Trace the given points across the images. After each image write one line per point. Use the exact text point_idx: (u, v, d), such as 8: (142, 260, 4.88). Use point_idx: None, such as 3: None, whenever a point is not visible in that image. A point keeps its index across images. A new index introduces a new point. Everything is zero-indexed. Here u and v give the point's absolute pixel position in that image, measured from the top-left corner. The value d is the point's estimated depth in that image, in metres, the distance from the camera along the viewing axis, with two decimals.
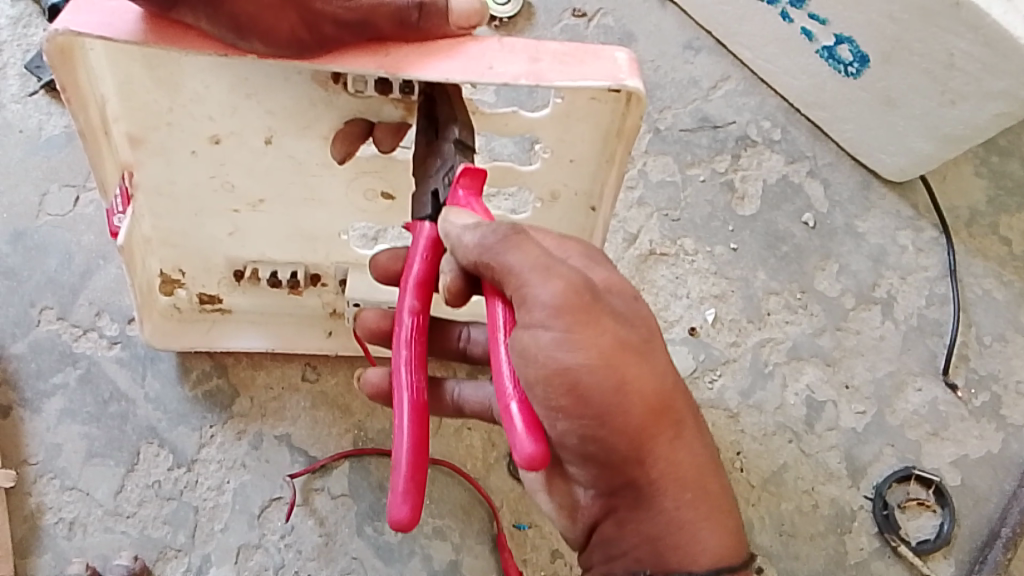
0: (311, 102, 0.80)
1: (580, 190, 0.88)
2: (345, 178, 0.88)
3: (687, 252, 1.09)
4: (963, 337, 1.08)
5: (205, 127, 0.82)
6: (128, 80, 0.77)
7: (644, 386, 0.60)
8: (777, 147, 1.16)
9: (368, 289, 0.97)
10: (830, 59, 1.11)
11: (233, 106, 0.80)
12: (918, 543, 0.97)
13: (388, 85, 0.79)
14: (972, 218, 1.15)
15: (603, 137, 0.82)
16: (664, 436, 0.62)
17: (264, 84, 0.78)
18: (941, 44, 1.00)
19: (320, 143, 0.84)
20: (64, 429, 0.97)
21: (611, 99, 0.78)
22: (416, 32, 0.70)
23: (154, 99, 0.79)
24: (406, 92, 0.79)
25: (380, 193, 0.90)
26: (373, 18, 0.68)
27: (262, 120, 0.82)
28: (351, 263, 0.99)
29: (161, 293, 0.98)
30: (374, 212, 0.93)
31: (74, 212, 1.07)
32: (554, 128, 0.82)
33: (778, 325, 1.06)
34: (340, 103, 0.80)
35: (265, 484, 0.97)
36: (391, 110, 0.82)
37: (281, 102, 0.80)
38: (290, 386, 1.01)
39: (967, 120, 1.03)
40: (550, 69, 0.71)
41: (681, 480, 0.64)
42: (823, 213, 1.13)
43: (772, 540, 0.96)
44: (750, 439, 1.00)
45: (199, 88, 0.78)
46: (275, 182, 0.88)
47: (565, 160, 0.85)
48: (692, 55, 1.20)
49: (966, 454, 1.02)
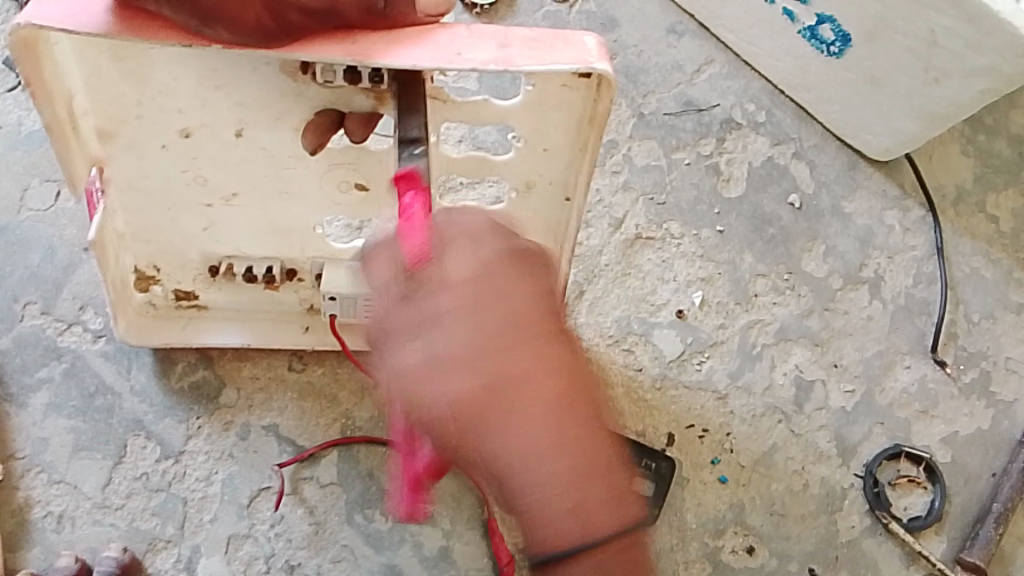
0: (282, 93, 0.80)
1: (556, 179, 0.87)
2: (318, 171, 0.87)
3: (673, 236, 1.08)
4: (952, 316, 1.07)
5: (174, 120, 0.82)
6: (96, 72, 0.77)
7: (489, 359, 0.57)
8: (762, 129, 1.14)
9: (344, 284, 0.95)
10: (812, 39, 1.08)
11: (201, 98, 0.80)
12: (909, 521, 0.98)
13: (356, 74, 0.77)
14: (958, 197, 1.13)
15: (578, 124, 0.81)
16: (505, 408, 0.57)
17: (232, 73, 0.78)
18: (922, 20, 0.98)
19: (292, 135, 0.83)
20: (51, 423, 0.97)
21: (583, 86, 0.78)
22: (383, 19, 0.70)
23: (123, 91, 0.79)
24: (376, 80, 0.77)
25: (354, 184, 0.88)
26: (338, 5, 0.67)
27: (232, 111, 0.81)
28: (328, 257, 0.96)
29: (137, 290, 0.97)
30: (349, 204, 0.91)
31: (55, 207, 1.06)
32: (527, 115, 0.82)
33: (766, 307, 1.06)
34: (312, 94, 0.80)
35: (253, 474, 0.97)
36: (362, 99, 0.80)
37: (250, 93, 0.80)
38: (277, 377, 1.01)
39: (952, 97, 1.01)
40: (519, 55, 0.70)
41: (524, 459, 0.56)
42: (810, 195, 1.11)
43: (763, 521, 0.97)
44: (739, 420, 1.01)
45: (168, 80, 0.78)
46: (247, 173, 0.87)
47: (539, 148, 0.84)
48: (676, 39, 1.17)
49: (956, 431, 1.03)
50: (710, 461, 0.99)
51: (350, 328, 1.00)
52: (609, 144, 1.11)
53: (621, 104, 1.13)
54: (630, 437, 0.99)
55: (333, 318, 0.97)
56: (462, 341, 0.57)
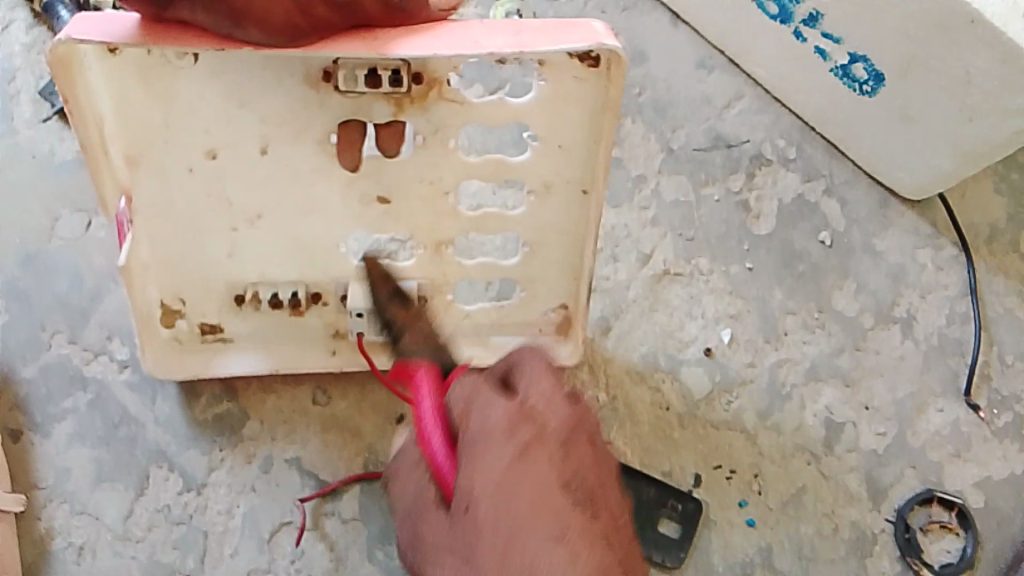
0: (305, 104, 0.81)
1: (573, 179, 0.85)
2: (339, 185, 0.87)
3: (702, 271, 1.06)
4: (985, 357, 1.05)
5: (201, 141, 0.83)
6: (125, 94, 0.78)
7: (434, 534, 0.64)
8: (792, 165, 1.12)
9: (370, 298, 0.95)
10: (845, 78, 1.07)
11: (227, 117, 0.81)
12: (941, 567, 0.96)
13: (377, 79, 0.78)
14: (992, 235, 1.11)
15: (589, 116, 0.79)
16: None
17: (258, 90, 0.79)
18: (957, 62, 0.96)
19: (316, 148, 0.84)
20: (74, 453, 0.97)
21: (595, 77, 0.77)
22: (401, 12, 0.70)
23: (150, 112, 0.80)
24: (398, 84, 0.78)
25: (375, 198, 0.88)
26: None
27: (257, 127, 0.82)
28: (351, 275, 0.96)
29: (162, 325, 0.97)
30: (371, 219, 0.91)
31: (85, 236, 1.05)
32: (541, 113, 0.80)
33: (795, 345, 1.04)
34: (334, 104, 0.81)
35: (275, 508, 0.96)
36: (382, 105, 0.81)
37: (275, 108, 0.81)
38: (300, 409, 1.00)
39: (985, 136, 0.99)
40: (532, 38, 0.70)
41: None
42: (840, 232, 1.10)
43: (791, 565, 0.96)
44: (767, 460, 1.00)
45: (195, 99, 0.79)
46: (271, 193, 0.87)
47: (554, 146, 0.82)
48: (706, 73, 1.16)
49: (989, 475, 1.01)
50: (738, 503, 0.98)
51: (374, 347, 1.00)
52: (637, 179, 1.09)
53: (650, 138, 1.12)
54: (656, 476, 0.98)
55: (361, 335, 0.98)
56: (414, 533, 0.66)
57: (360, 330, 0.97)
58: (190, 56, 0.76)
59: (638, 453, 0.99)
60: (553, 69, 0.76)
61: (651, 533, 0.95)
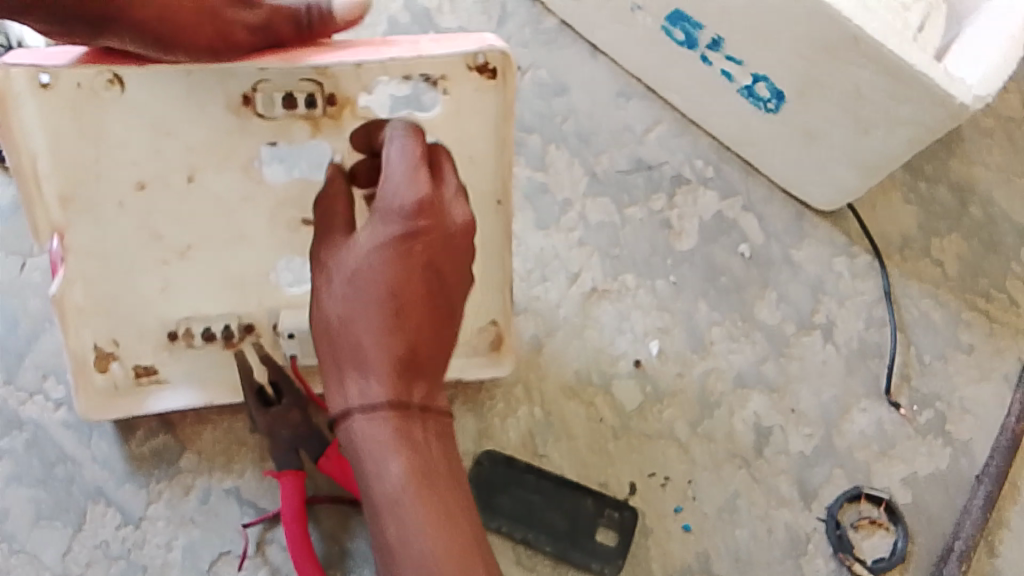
0: (228, 131, 0.88)
1: (486, 188, 0.93)
2: (266, 210, 0.94)
3: (629, 287, 1.10)
4: (904, 358, 1.09)
5: (131, 172, 0.88)
6: (57, 133, 0.83)
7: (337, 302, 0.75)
8: (711, 184, 1.17)
9: (302, 319, 1.00)
10: (750, 97, 1.12)
11: (155, 147, 0.87)
12: (874, 562, 0.99)
13: (293, 100, 0.85)
14: (904, 243, 1.16)
15: (492, 125, 0.89)
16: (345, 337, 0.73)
17: (182, 120, 0.86)
18: (847, 77, 1.02)
19: (241, 175, 0.91)
20: (11, 492, 0.97)
21: (492, 88, 0.86)
22: (308, 32, 0.81)
23: (81, 149, 0.85)
24: (312, 106, 0.86)
25: (300, 221, 0.95)
26: (273, 22, 0.78)
27: (184, 157, 0.89)
28: (283, 303, 1.00)
29: (96, 371, 0.97)
30: (298, 244, 0.97)
31: (19, 279, 1.05)
32: (449, 125, 0.88)
33: (722, 355, 1.07)
34: (254, 128, 0.88)
35: (214, 538, 0.97)
36: (300, 127, 0.88)
37: (199, 136, 0.87)
38: (237, 441, 1.01)
39: (882, 149, 1.06)
40: (429, 45, 0.83)
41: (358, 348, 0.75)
42: (759, 245, 1.14)
43: (728, 568, 0.98)
44: (700, 468, 1.02)
45: (124, 131, 0.85)
46: (200, 223, 0.93)
47: (464, 157, 0.90)
48: (625, 101, 1.20)
49: (915, 472, 1.04)
50: (674, 510, 1.00)
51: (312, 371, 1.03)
52: (563, 203, 1.13)
53: (573, 163, 1.15)
54: (593, 488, 1.00)
55: (295, 359, 1.01)
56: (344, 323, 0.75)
57: (293, 352, 1.01)
58: (118, 87, 0.82)
59: (575, 467, 1.01)
60: (453, 84, 0.86)
61: (589, 542, 0.97)
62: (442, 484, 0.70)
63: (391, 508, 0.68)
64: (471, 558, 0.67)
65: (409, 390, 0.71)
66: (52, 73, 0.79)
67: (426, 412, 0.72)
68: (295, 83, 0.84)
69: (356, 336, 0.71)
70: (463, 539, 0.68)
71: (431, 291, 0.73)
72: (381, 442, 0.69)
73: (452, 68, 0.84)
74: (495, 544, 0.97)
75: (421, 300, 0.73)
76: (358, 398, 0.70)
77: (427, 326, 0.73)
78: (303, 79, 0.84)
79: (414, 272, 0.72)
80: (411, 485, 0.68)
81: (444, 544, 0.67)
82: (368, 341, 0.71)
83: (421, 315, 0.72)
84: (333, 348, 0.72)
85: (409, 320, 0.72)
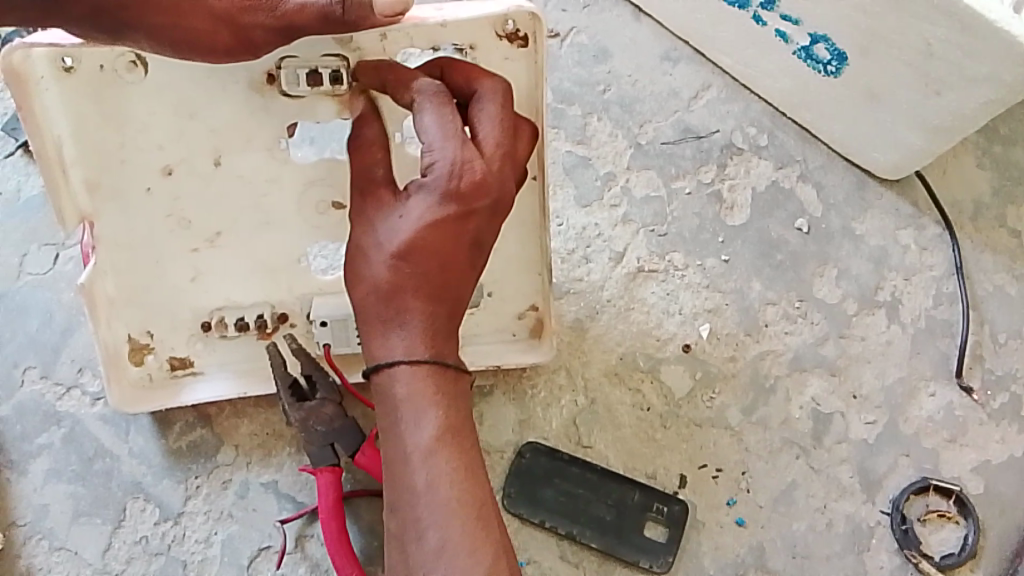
0: (251, 111, 0.83)
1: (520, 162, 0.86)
2: (294, 191, 0.89)
3: (677, 267, 1.04)
4: (976, 337, 1.02)
5: (155, 159, 0.85)
6: (79, 118, 0.81)
7: (363, 241, 0.72)
8: (765, 152, 1.10)
9: (335, 306, 0.95)
10: (807, 58, 1.04)
11: (179, 130, 0.83)
12: (941, 559, 0.93)
13: (317, 77, 0.80)
14: (977, 211, 1.08)
15: (523, 96, 0.83)
16: (381, 293, 0.69)
17: (205, 99, 0.82)
18: (917, 33, 0.94)
19: (265, 156, 0.86)
20: (51, 488, 0.96)
21: (524, 57, 0.81)
22: (344, 24, 0.73)
23: (104, 134, 0.83)
24: (336, 81, 0.80)
25: (330, 204, 0.90)
26: (297, 22, 0.72)
27: (208, 140, 0.85)
28: (315, 290, 0.95)
29: (132, 363, 0.95)
30: (328, 228, 0.92)
31: (53, 270, 1.04)
32: None
33: (777, 336, 1.01)
34: (279, 108, 0.83)
35: (254, 534, 0.95)
36: (326, 106, 0.83)
37: (221, 117, 0.83)
38: (274, 433, 0.99)
39: (955, 109, 0.97)
40: (452, 9, 0.79)
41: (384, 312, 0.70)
42: (818, 217, 1.07)
43: (785, 564, 0.93)
44: (756, 458, 0.97)
45: (146, 115, 0.82)
46: (228, 208, 0.89)
47: None
48: (671, 66, 1.13)
49: (987, 460, 0.97)
50: (726, 501, 0.95)
51: (346, 361, 0.99)
52: (606, 176, 1.07)
53: (617, 135, 1.09)
54: (640, 480, 0.96)
55: (328, 347, 0.96)
56: (352, 254, 0.73)
57: (326, 341, 0.96)
58: (140, 68, 0.79)
59: (621, 457, 0.97)
60: (483, 52, 0.81)
61: (637, 537, 0.93)
62: (469, 442, 0.69)
63: (423, 462, 0.67)
64: (490, 514, 0.67)
65: (448, 352, 0.70)
66: (72, 54, 0.78)
67: (458, 372, 0.70)
68: (317, 57, 0.80)
69: (399, 296, 0.69)
70: (484, 495, 0.68)
71: (473, 262, 0.71)
72: (417, 393, 0.68)
73: (480, 35, 0.80)
74: (539, 540, 0.93)
75: (461, 266, 0.70)
76: (402, 352, 0.69)
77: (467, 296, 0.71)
78: (327, 53, 0.80)
79: (461, 229, 0.69)
80: (444, 442, 0.68)
81: (466, 496, 0.67)
82: (409, 303, 0.69)
83: (463, 285, 0.71)
84: (379, 305, 0.70)
85: (450, 292, 0.70)
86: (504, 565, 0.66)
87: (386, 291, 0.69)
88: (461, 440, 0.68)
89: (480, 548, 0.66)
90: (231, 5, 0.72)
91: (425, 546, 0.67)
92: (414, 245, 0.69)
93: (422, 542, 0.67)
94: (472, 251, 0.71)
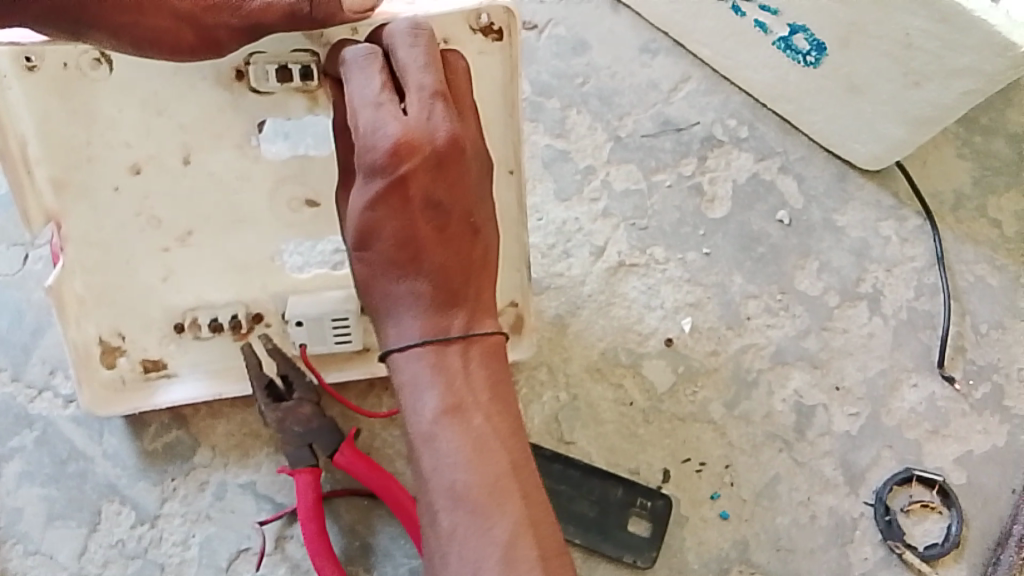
0: (221, 108, 0.82)
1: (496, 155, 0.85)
2: (267, 187, 0.87)
3: (658, 261, 1.03)
4: (958, 328, 1.02)
5: (124, 156, 0.83)
6: (46, 117, 0.80)
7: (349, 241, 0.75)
8: (745, 145, 1.09)
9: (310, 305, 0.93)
10: (788, 49, 1.04)
11: (148, 126, 0.82)
12: (926, 549, 0.93)
13: (287, 72, 0.79)
14: (958, 202, 1.08)
15: (497, 89, 0.82)
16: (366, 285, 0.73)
17: (173, 95, 0.80)
18: (895, 24, 0.93)
19: (237, 152, 0.85)
20: (24, 492, 0.94)
21: (498, 49, 0.80)
22: (310, 22, 0.72)
23: (71, 131, 0.81)
24: (306, 78, 0.79)
25: (304, 200, 0.88)
26: (264, 19, 0.71)
27: (178, 136, 0.83)
28: (291, 288, 0.94)
29: (103, 366, 0.94)
30: (301, 225, 0.90)
31: (22, 270, 1.02)
32: None
33: (759, 330, 1.01)
34: (248, 104, 0.82)
35: (232, 535, 0.94)
36: (297, 102, 0.82)
37: (191, 113, 0.82)
38: (251, 433, 0.97)
39: (934, 100, 0.97)
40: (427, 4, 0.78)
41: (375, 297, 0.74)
42: (799, 209, 1.06)
43: (769, 558, 0.93)
44: (738, 452, 0.96)
45: (114, 112, 0.80)
46: (201, 205, 0.87)
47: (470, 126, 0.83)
48: (650, 58, 1.12)
49: (970, 450, 0.97)
50: (710, 496, 0.95)
51: (324, 360, 0.97)
52: (585, 170, 1.06)
53: (596, 128, 1.08)
54: (623, 476, 0.95)
55: (305, 348, 0.94)
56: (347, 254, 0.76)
57: (303, 341, 0.94)
58: (105, 66, 0.78)
59: (603, 453, 0.96)
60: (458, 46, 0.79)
61: (621, 534, 0.92)
62: (474, 415, 0.69)
63: (426, 444, 0.68)
64: (507, 485, 0.66)
65: (443, 321, 0.71)
66: (36, 52, 0.76)
67: (463, 342, 0.71)
68: (287, 52, 0.78)
69: (377, 283, 0.73)
70: (499, 468, 0.67)
71: (437, 222, 0.72)
72: (417, 376, 0.70)
73: (453, 29, 0.79)
74: None
75: (429, 230, 0.71)
76: (393, 340, 0.72)
77: (443, 257, 0.72)
78: (297, 48, 0.78)
79: (413, 200, 0.71)
80: (444, 420, 0.68)
81: (479, 475, 0.66)
82: (392, 289, 0.72)
83: (435, 248, 0.72)
84: (369, 299, 0.74)
85: (422, 259, 0.72)
86: (526, 532, 0.65)
87: (370, 285, 0.73)
88: (462, 415, 0.69)
89: (496, 521, 0.65)
90: (192, 6, 0.71)
91: (438, 530, 0.67)
92: (368, 234, 0.71)
93: (436, 524, 0.67)
94: (428, 212, 0.71)
